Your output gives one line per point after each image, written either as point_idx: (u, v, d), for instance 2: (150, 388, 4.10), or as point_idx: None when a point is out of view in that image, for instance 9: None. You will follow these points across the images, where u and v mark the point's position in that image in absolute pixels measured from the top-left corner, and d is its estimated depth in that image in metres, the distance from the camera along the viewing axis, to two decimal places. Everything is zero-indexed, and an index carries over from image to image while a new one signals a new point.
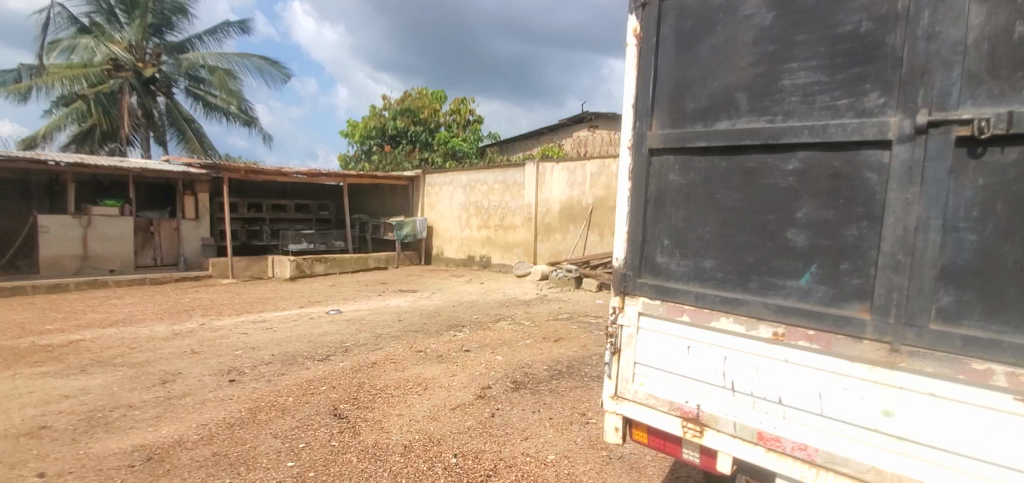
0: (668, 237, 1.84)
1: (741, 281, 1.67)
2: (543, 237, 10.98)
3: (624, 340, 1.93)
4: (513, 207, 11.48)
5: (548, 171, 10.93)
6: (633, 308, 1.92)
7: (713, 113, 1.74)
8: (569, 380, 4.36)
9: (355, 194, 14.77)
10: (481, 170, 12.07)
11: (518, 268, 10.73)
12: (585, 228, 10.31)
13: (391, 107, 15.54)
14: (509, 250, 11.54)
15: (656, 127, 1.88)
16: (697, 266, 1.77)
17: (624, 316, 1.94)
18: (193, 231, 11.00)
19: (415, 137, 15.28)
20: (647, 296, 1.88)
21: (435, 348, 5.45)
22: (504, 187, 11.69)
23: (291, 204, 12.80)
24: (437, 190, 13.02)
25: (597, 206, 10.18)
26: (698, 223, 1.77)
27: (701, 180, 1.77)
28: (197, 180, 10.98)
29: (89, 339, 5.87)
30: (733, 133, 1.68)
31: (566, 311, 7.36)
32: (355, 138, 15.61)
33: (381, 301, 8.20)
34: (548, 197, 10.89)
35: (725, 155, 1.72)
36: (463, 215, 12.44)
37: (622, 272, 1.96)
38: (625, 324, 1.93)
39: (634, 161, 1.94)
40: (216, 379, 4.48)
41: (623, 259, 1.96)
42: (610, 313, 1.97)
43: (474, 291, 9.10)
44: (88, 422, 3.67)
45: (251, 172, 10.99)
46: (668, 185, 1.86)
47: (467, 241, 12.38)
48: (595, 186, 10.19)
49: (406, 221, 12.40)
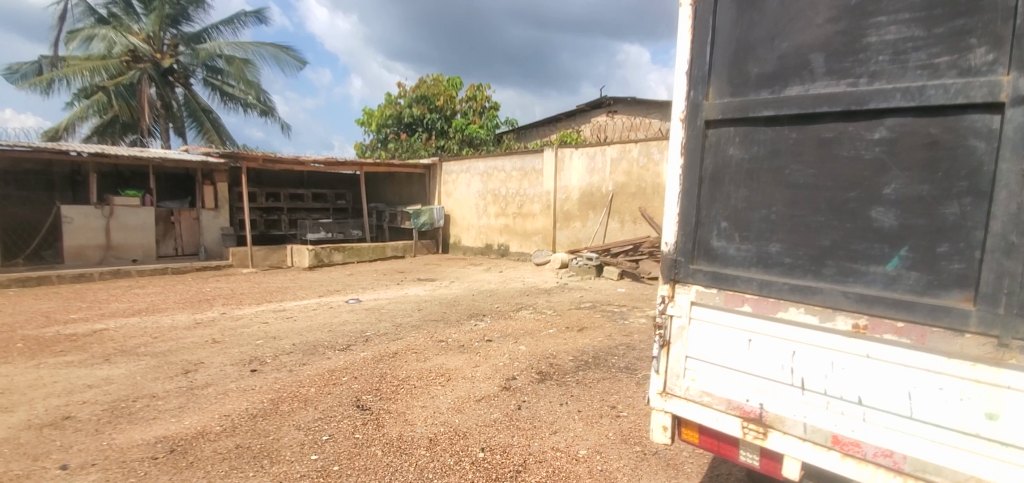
0: (726, 219, 1.69)
1: (814, 267, 1.51)
2: (562, 224, 10.80)
3: (674, 332, 1.79)
4: (532, 194, 11.30)
5: (567, 157, 10.71)
6: (685, 297, 1.77)
7: (782, 77, 1.58)
8: (597, 371, 4.22)
9: (371, 182, 14.72)
10: (499, 157, 11.90)
11: (537, 257, 10.57)
12: (605, 216, 10.11)
13: (406, 95, 15.39)
14: (528, 238, 11.39)
15: (713, 96, 1.72)
16: (761, 250, 1.62)
17: (673, 306, 1.79)
18: (213, 220, 11.02)
19: (432, 124, 15.13)
20: (701, 284, 1.73)
21: (456, 337, 5.35)
22: (522, 174, 11.50)
23: (309, 194, 12.81)
24: (453, 178, 12.88)
25: (618, 193, 9.96)
26: (762, 202, 1.61)
27: (767, 153, 1.61)
28: (215, 169, 11.00)
29: (113, 328, 5.90)
30: (807, 100, 1.51)
31: (588, 300, 7.20)
32: (371, 126, 15.51)
33: (400, 290, 8.13)
34: (567, 184, 10.69)
35: (796, 125, 1.56)
36: (480, 203, 12.30)
37: (672, 257, 1.82)
38: (676, 314, 1.79)
39: (687, 135, 1.78)
40: (237, 369, 4.44)
41: (674, 243, 1.81)
42: (659, 303, 1.82)
43: (493, 279, 8.99)
44: (111, 413, 3.64)
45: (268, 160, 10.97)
46: (727, 160, 1.70)
47: (485, 230, 12.25)
48: (615, 171, 9.98)
49: (423, 209, 12.29)
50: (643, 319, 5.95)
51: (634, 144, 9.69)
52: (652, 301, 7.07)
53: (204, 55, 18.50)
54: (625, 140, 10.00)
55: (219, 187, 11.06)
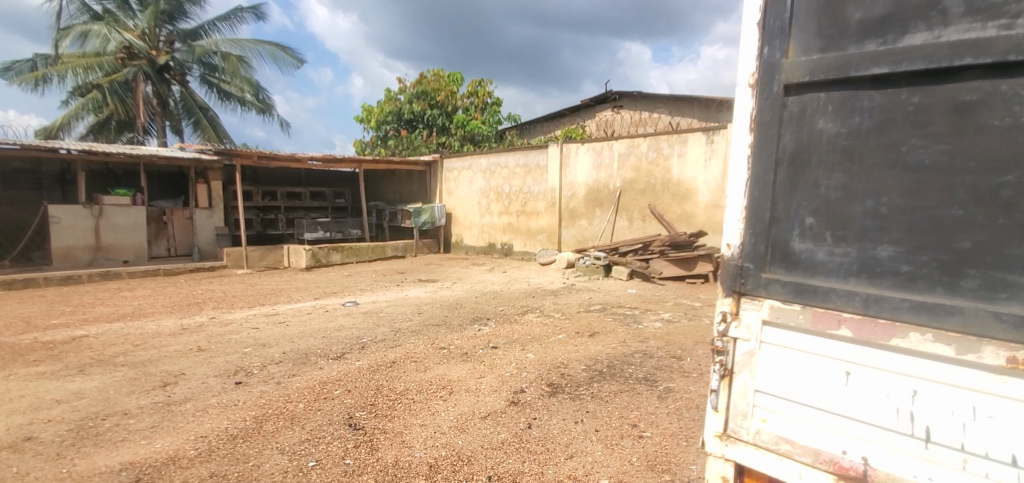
0: (813, 215, 1.36)
1: (950, 279, 1.16)
2: (567, 223, 10.44)
3: (740, 359, 1.47)
4: (536, 192, 10.93)
5: (572, 152, 10.33)
6: (753, 313, 1.46)
7: (898, 22, 1.23)
8: (613, 383, 3.85)
9: (370, 180, 14.37)
10: (502, 153, 11.52)
11: (542, 256, 10.19)
12: (612, 213, 9.75)
13: (406, 90, 15.01)
14: (532, 237, 11.01)
15: (794, 53, 1.39)
16: (864, 255, 1.28)
17: (739, 326, 1.47)
18: (206, 220, 10.69)
19: (433, 121, 14.76)
20: (778, 298, 1.41)
21: (459, 344, 4.98)
22: (525, 171, 11.12)
23: (307, 193, 12.47)
24: (455, 175, 12.51)
25: (625, 190, 9.59)
26: (868, 192, 1.27)
27: (874, 123, 1.26)
28: (209, 167, 10.66)
29: (93, 335, 5.54)
30: (940, 50, 1.15)
31: (598, 302, 6.83)
32: (371, 123, 15.12)
33: (399, 291, 7.77)
34: (572, 181, 10.32)
35: (921, 84, 1.19)
36: (482, 200, 11.92)
37: (736, 264, 1.49)
38: (742, 337, 1.47)
39: (761, 103, 1.45)
40: (221, 381, 4.08)
41: (739, 246, 1.50)
42: (720, 320, 1.50)
43: (497, 280, 8.62)
44: (77, 433, 3.28)
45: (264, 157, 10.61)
46: (815, 135, 1.36)
47: (487, 228, 11.87)
48: (623, 167, 9.61)
49: (424, 208, 11.93)
50: (658, 323, 5.58)
51: (643, 138, 9.32)
52: (664, 303, 6.71)
53: (200, 51, 18.16)
54: (632, 135, 9.63)
55: (212, 185, 10.70)
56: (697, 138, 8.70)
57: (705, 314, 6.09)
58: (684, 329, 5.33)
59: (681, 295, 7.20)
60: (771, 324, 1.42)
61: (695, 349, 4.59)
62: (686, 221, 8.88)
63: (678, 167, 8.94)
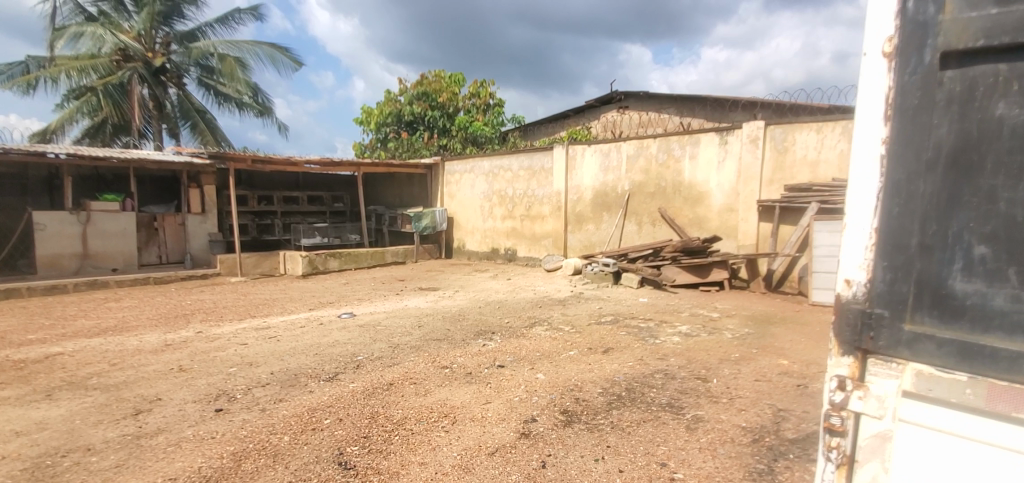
0: (988, 243, 1.06)
1: None
2: (574, 227, 10.05)
3: (866, 446, 1.21)
4: (540, 195, 10.56)
5: (578, 154, 9.94)
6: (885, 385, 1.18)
7: None
8: (634, 410, 3.46)
9: (370, 184, 14.02)
10: (505, 156, 11.14)
11: (548, 262, 9.81)
12: (621, 217, 9.36)
13: (407, 92, 14.66)
14: (537, 242, 10.63)
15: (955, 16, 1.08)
16: None
17: (865, 401, 1.20)
18: (200, 225, 10.30)
19: (434, 123, 14.40)
20: (929, 360, 1.12)
21: (462, 362, 4.60)
22: (530, 173, 10.74)
23: (304, 197, 12.12)
24: (456, 178, 12.13)
25: (634, 193, 9.22)
26: None
27: None
28: (202, 171, 10.30)
29: (70, 352, 5.19)
30: None
31: (609, 313, 6.44)
32: (370, 125, 14.75)
33: (399, 301, 7.39)
34: (579, 183, 9.95)
35: None
36: (485, 204, 11.55)
37: (870, 312, 1.20)
38: (870, 414, 1.20)
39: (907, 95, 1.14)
40: (199, 409, 3.70)
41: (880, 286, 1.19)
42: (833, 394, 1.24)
43: (501, 288, 8.25)
44: (30, 475, 2.89)
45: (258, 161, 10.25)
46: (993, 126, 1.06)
47: (490, 233, 11.49)
48: (631, 170, 9.23)
49: (425, 212, 11.55)
50: (676, 337, 5.18)
51: (653, 139, 8.94)
52: (680, 313, 6.31)
53: (197, 53, 17.87)
54: (641, 136, 9.26)
55: (205, 190, 10.33)
56: (710, 139, 8.32)
57: (726, 326, 5.69)
58: (705, 344, 4.93)
59: (697, 304, 6.80)
60: (915, 394, 1.13)
61: (721, 369, 4.19)
62: (698, 226, 8.50)
63: (690, 169, 8.57)
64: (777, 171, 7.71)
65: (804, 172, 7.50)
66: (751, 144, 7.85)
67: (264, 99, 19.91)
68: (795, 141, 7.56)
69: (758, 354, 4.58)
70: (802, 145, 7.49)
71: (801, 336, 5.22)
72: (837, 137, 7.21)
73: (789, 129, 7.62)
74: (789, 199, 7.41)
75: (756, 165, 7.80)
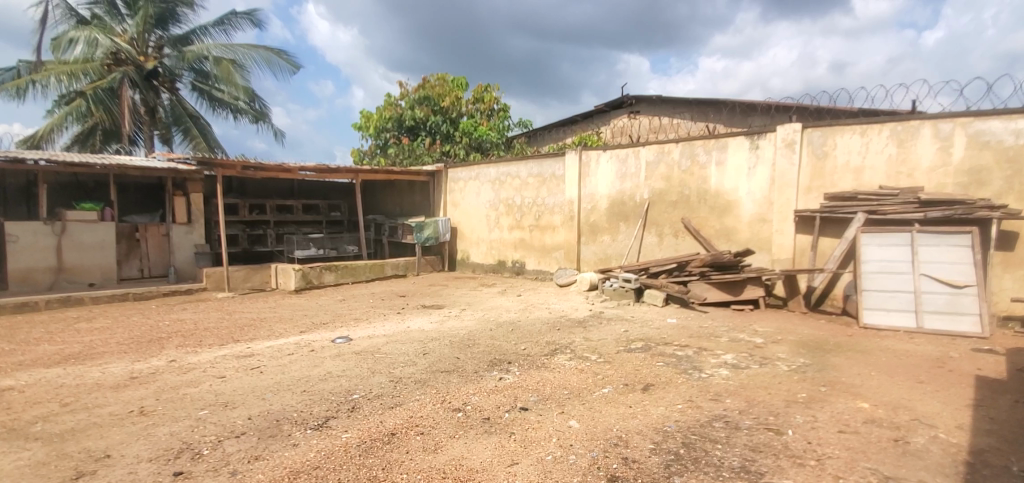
0: None
1: None
2: (588, 238, 9.35)
3: None
4: (551, 204, 9.85)
5: (592, 160, 9.24)
6: None
7: None
8: (702, 478, 2.74)
9: (369, 192, 13.35)
10: (513, 162, 10.46)
11: (560, 276, 9.08)
12: (640, 228, 8.65)
13: (408, 96, 14.01)
14: (547, 254, 9.92)
15: None
16: None
17: None
18: (185, 237, 9.55)
19: (436, 128, 13.74)
20: None
21: (477, 403, 3.87)
22: (540, 181, 10.03)
23: (299, 205, 11.42)
24: (461, 186, 11.44)
25: (654, 202, 8.52)
26: None
27: None
28: (190, 178, 9.60)
29: (18, 388, 4.45)
30: None
31: (637, 337, 5.71)
32: (369, 131, 14.08)
33: (400, 322, 6.64)
34: (593, 191, 9.26)
35: None
36: (491, 214, 10.84)
37: None
38: None
39: None
40: (155, 472, 2.97)
41: None
42: None
43: (512, 305, 7.53)
44: None
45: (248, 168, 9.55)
46: None
47: (497, 244, 10.77)
48: (651, 177, 8.54)
49: (428, 222, 10.85)
50: (724, 369, 4.46)
51: (675, 143, 8.25)
52: (718, 338, 5.60)
53: (191, 56, 17.24)
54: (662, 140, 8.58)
55: (192, 198, 9.62)
56: (739, 143, 7.64)
57: (775, 355, 4.97)
58: (761, 379, 4.21)
59: (734, 327, 6.09)
60: None
61: (793, 415, 3.48)
62: (726, 237, 7.80)
63: (716, 176, 7.88)
64: (815, 178, 7.07)
65: (846, 180, 6.86)
66: (786, 148, 7.18)
67: (260, 105, 19.24)
68: (835, 145, 6.92)
69: (829, 394, 3.88)
70: (844, 149, 6.86)
71: (868, 369, 4.51)
72: (884, 141, 6.59)
73: (828, 132, 6.98)
74: (830, 208, 6.76)
75: (793, 171, 7.13)
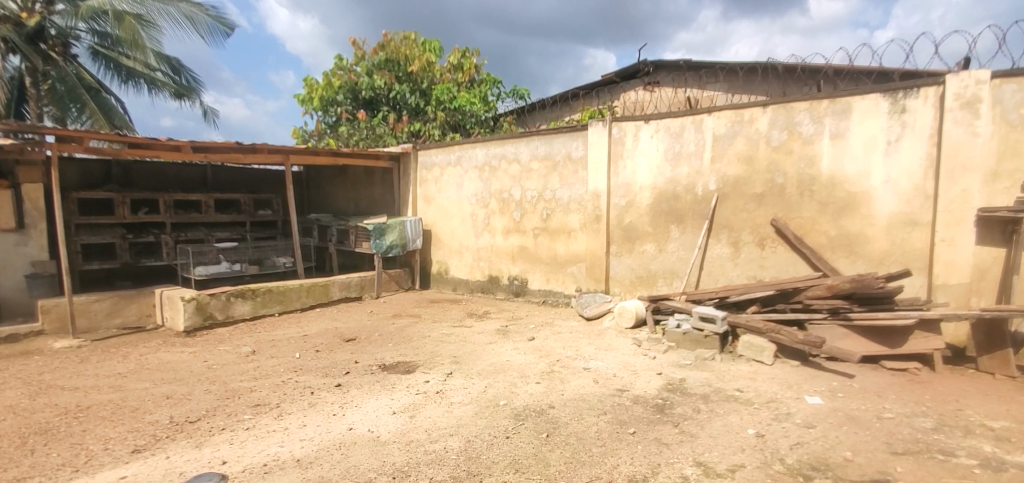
0: None
1: None
2: (621, 248, 6.56)
3: None
4: (567, 199, 6.99)
5: (627, 134, 6.42)
6: None
7: None
8: None
9: (314, 184, 10.25)
10: (509, 139, 7.54)
11: (585, 305, 6.23)
12: (704, 234, 5.90)
13: (365, 59, 10.88)
14: (560, 270, 7.10)
15: None
16: None
17: None
18: (14, 250, 6.31)
19: (401, 101, 10.65)
20: None
21: None
22: (548, 166, 7.16)
23: (209, 200, 8.28)
24: (436, 174, 8.46)
25: (726, 195, 5.79)
26: None
27: None
28: (17, 161, 6.26)
29: None
30: None
31: (801, 458, 2.92)
32: (314, 103, 10.89)
33: (334, 415, 3.63)
34: (628, 181, 6.45)
35: None
36: (478, 212, 7.93)
37: None
38: None
39: None
40: None
41: None
42: None
43: (528, 362, 4.66)
44: None
45: (96, 152, 6.17)
46: None
47: (486, 254, 7.87)
48: (723, 159, 5.80)
49: (390, 225, 7.87)
50: None
51: (762, 107, 5.52)
52: (953, 460, 2.92)
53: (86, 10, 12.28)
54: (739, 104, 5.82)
55: (25, 190, 6.36)
56: (872, 105, 4.99)
57: None
58: None
59: (941, 421, 3.42)
60: None
61: None
62: (846, 248, 5.19)
63: (831, 155, 5.21)
64: (1006, 158, 4.48)
65: None
66: (962, 109, 4.55)
67: (186, 78, 15.46)
68: None
69: None
70: None
71: None
72: None
73: None
74: None
75: (974, 146, 4.52)
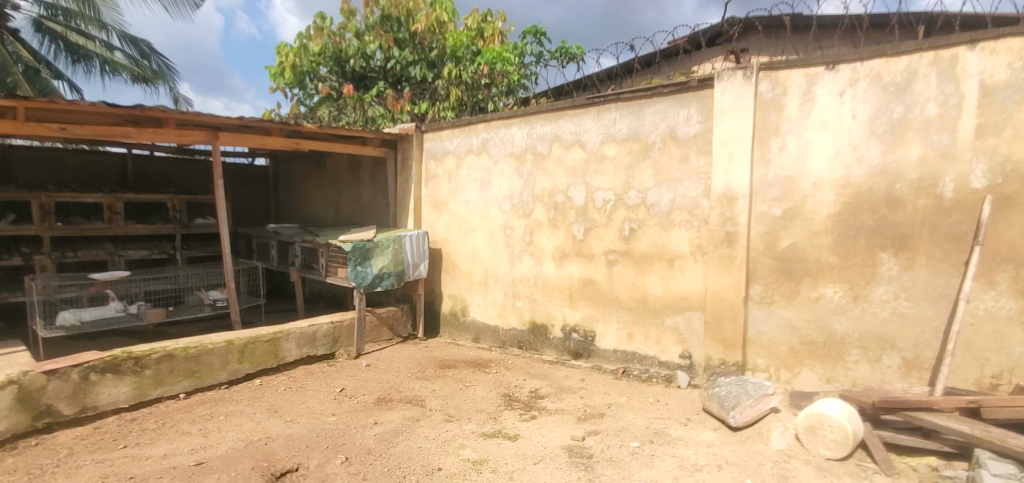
0: None
1: None
2: (771, 290, 3.78)
3: None
4: (668, 206, 4.22)
5: (790, 91, 3.65)
6: None
7: None
8: None
9: (283, 185, 7.56)
10: (570, 111, 4.76)
11: (729, 408, 3.28)
12: (963, 273, 3.12)
13: (356, 18, 8.23)
14: (653, 322, 4.34)
15: None
16: None
17: None
18: None
19: (403, 73, 8.00)
20: None
21: None
22: (635, 151, 4.39)
23: (114, 203, 5.63)
24: (448, 166, 5.74)
25: (1009, 201, 3.04)
26: None
27: None
28: None
29: None
30: None
31: None
32: (288, 76, 8.25)
33: None
34: (790, 173, 3.67)
35: None
36: (515, 224, 5.18)
37: None
38: None
39: None
40: None
41: None
42: None
43: None
44: None
45: None
46: None
47: (525, 289, 5.12)
48: (1000, 131, 3.06)
49: (379, 244, 5.16)
50: None
51: None
52: None
53: None
54: None
55: None
56: None
57: None
58: None
59: None
60: None
61: None
62: None
63: None
64: None
65: None
66: None
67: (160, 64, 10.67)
68: None
69: None
70: None
71: None
72: None
73: None
74: None
75: None
